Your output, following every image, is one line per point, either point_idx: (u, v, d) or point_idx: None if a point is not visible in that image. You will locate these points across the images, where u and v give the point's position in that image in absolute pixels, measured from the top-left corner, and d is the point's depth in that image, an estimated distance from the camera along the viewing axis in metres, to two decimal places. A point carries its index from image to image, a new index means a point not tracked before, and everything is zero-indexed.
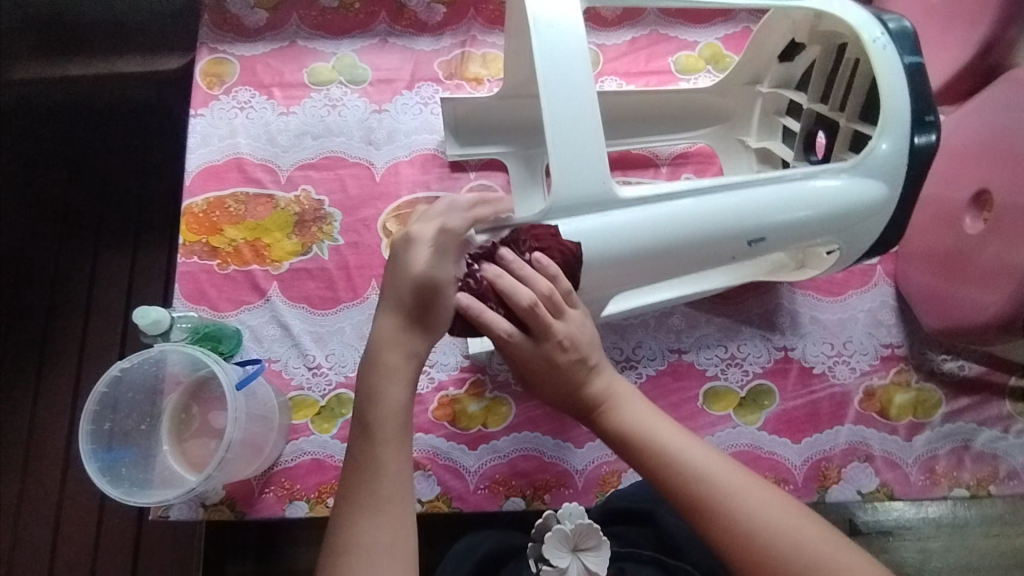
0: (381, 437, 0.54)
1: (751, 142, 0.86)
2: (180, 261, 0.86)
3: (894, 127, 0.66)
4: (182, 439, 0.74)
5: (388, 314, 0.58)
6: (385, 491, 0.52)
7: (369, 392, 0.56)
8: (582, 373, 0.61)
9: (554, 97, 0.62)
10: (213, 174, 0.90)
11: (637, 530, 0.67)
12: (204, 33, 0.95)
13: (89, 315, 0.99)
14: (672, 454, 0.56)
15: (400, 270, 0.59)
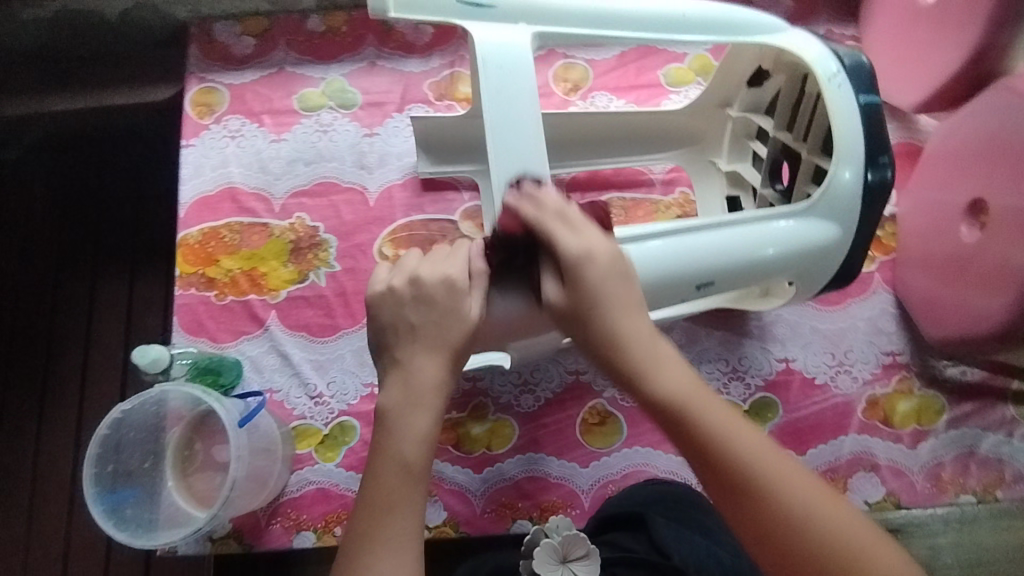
0: (402, 469, 0.52)
1: (721, 165, 0.84)
2: (177, 294, 0.86)
3: (845, 161, 0.66)
4: (185, 475, 0.74)
5: (434, 357, 0.55)
6: (409, 530, 0.51)
7: (390, 418, 0.54)
8: (617, 307, 0.54)
9: (500, 137, 0.61)
10: (207, 205, 0.89)
11: (631, 535, 0.67)
12: (193, 62, 0.95)
13: (88, 348, 0.99)
14: (707, 420, 0.52)
15: (448, 315, 0.55)
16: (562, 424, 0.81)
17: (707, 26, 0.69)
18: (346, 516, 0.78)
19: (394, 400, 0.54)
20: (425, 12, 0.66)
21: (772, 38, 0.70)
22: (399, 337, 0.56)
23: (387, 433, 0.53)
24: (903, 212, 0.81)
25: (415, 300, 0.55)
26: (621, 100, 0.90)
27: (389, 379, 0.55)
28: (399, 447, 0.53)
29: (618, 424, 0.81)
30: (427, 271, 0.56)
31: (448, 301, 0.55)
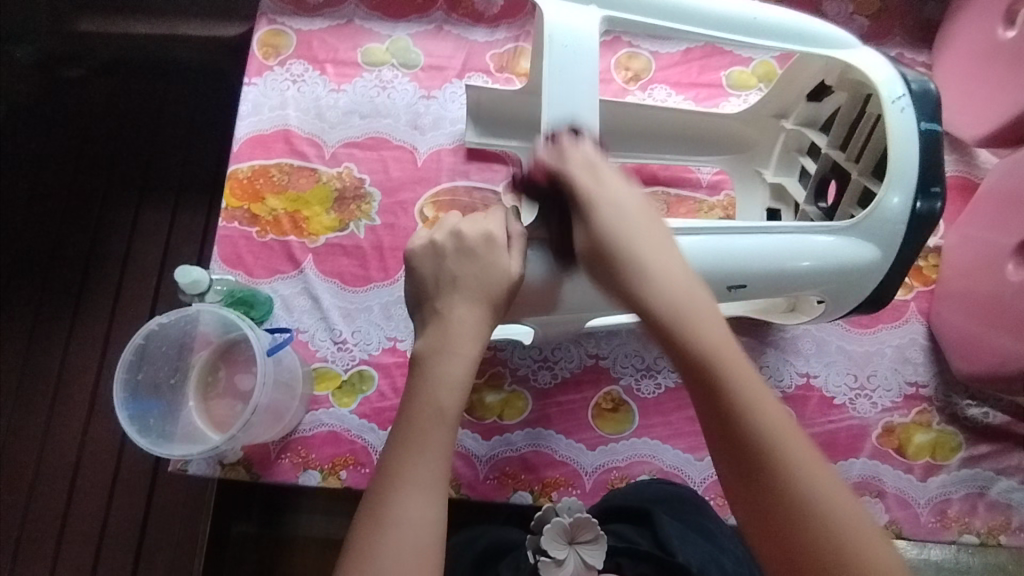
0: (439, 416, 0.52)
1: (766, 176, 0.84)
2: (221, 225, 0.88)
3: (901, 180, 0.64)
4: (206, 398, 0.76)
5: (473, 305, 0.57)
6: (440, 476, 0.51)
7: (429, 364, 0.54)
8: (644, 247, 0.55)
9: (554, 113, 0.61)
10: (260, 143, 0.91)
11: (635, 528, 0.68)
12: (266, 4, 0.96)
13: (126, 267, 1.02)
14: (707, 353, 0.50)
15: (490, 269, 0.58)
16: (575, 404, 0.82)
17: (783, 29, 0.69)
18: (352, 461, 0.80)
19: (432, 345, 0.55)
20: None
21: (844, 52, 0.69)
22: (439, 288, 0.58)
23: (426, 378, 0.54)
24: (950, 245, 0.80)
25: (456, 253, 0.59)
26: (679, 96, 0.90)
27: (429, 328, 0.57)
28: (435, 393, 0.53)
29: (630, 413, 0.81)
30: (468, 228, 0.59)
31: (488, 256, 0.58)
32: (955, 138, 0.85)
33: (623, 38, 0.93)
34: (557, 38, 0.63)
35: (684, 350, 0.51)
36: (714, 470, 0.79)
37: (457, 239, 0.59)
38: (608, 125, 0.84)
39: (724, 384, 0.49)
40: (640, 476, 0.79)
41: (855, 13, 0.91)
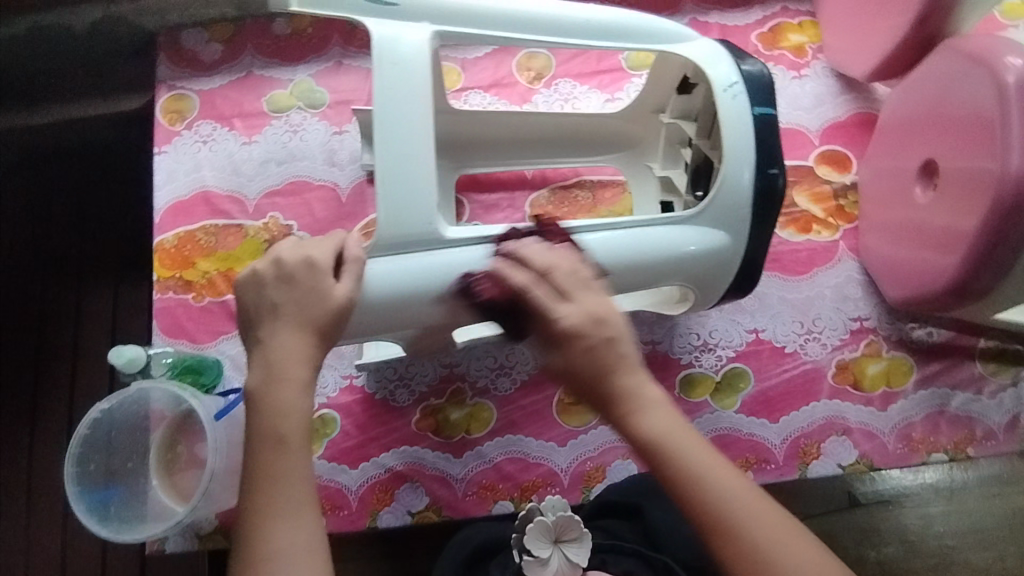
0: (285, 443, 0.50)
1: (658, 169, 0.84)
2: (156, 297, 0.87)
3: (738, 161, 0.64)
4: (171, 473, 0.75)
5: (297, 334, 0.54)
6: (304, 497, 0.49)
7: (258, 394, 0.52)
8: (610, 370, 0.52)
9: (391, 151, 0.60)
10: (182, 210, 0.91)
11: (624, 523, 0.72)
12: (163, 71, 0.96)
13: (78, 358, 0.99)
14: (648, 429, 0.50)
15: (312, 295, 0.55)
16: (539, 405, 0.82)
17: (629, 28, 0.68)
18: (329, 506, 0.79)
19: (261, 380, 0.52)
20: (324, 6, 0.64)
21: (691, 46, 0.68)
22: (263, 319, 0.55)
23: (261, 406, 0.51)
24: (865, 179, 0.82)
25: (277, 281, 0.55)
26: (584, 86, 0.92)
27: (253, 360, 0.53)
28: (274, 421, 0.51)
29: None
30: (289, 255, 0.56)
31: (310, 282, 0.55)
32: (850, 79, 0.89)
33: None
34: (385, 57, 0.61)
35: (627, 424, 0.51)
36: None
37: (279, 274, 0.55)
38: (519, 128, 0.86)
39: (638, 426, 0.50)
40: (614, 462, 0.79)
41: None
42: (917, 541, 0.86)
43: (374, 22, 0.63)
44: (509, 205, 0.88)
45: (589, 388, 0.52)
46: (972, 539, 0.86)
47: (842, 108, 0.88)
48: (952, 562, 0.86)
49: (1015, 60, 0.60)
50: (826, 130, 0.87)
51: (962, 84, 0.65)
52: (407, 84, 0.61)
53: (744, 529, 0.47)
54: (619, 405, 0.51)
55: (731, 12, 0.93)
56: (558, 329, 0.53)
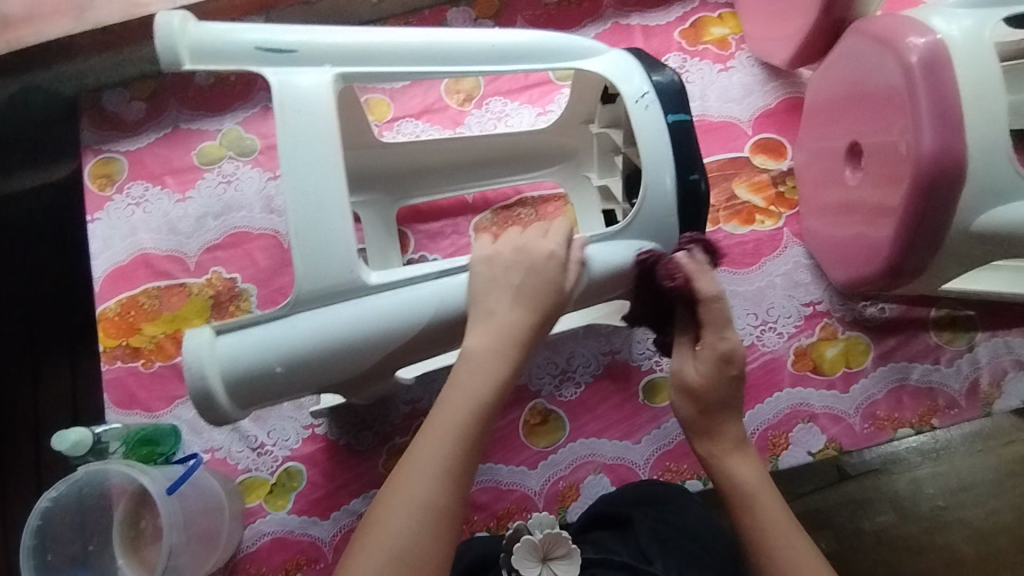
0: (455, 426, 0.51)
1: (596, 177, 0.83)
2: (104, 370, 0.85)
3: (657, 167, 0.65)
4: (136, 550, 0.73)
5: (523, 309, 0.57)
6: (452, 467, 0.49)
7: (474, 358, 0.54)
8: (722, 404, 0.59)
9: (301, 203, 0.58)
10: (121, 276, 0.89)
11: (615, 537, 0.65)
12: (87, 136, 0.94)
13: (39, 435, 0.94)
14: (735, 477, 0.57)
15: (551, 277, 0.58)
16: (505, 429, 0.80)
17: (545, 48, 0.67)
18: (305, 561, 0.78)
19: (481, 349, 0.54)
20: (224, 62, 0.62)
21: (607, 59, 0.68)
22: (489, 290, 0.58)
23: (465, 378, 0.53)
24: (800, 163, 0.83)
25: (514, 261, 0.59)
26: (515, 103, 0.91)
27: (475, 332, 0.56)
28: (462, 406, 0.52)
29: (560, 420, 0.81)
30: (534, 239, 0.60)
31: (555, 263, 0.59)
32: (774, 68, 0.89)
33: None
34: (290, 105, 0.60)
35: (720, 466, 0.59)
36: (654, 448, 0.79)
37: (519, 250, 0.59)
38: (452, 155, 0.85)
39: (729, 470, 0.58)
40: (587, 478, 0.78)
41: None
42: (911, 507, 0.81)
43: (273, 74, 0.61)
44: (453, 231, 0.87)
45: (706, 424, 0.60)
46: (964, 497, 0.81)
47: (771, 95, 0.88)
48: (948, 523, 0.80)
49: (917, 39, 0.59)
50: (758, 119, 0.88)
51: (871, 65, 0.66)
52: (316, 132, 0.60)
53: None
54: (710, 449, 0.60)
55: (651, 13, 0.93)
56: (709, 346, 0.59)
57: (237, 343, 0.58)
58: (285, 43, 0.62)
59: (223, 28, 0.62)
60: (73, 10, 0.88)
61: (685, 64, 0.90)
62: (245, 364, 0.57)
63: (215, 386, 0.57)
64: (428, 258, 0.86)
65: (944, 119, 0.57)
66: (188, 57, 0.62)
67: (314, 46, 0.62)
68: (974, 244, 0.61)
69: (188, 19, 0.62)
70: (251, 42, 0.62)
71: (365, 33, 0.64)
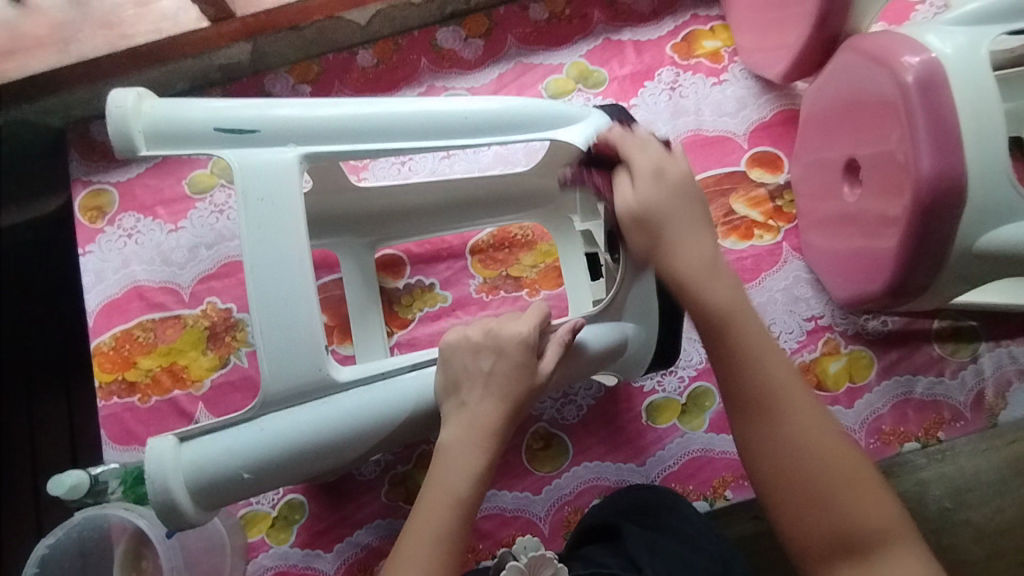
0: (450, 501, 0.55)
1: (580, 222, 0.80)
2: (100, 405, 0.84)
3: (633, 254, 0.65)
4: None
5: (495, 402, 0.58)
6: (441, 573, 0.52)
7: (449, 453, 0.57)
8: (669, 202, 0.60)
9: (262, 292, 0.57)
10: (115, 309, 0.88)
11: (605, 548, 0.64)
12: (76, 168, 0.93)
13: (37, 471, 0.93)
14: (704, 290, 0.58)
15: (521, 369, 0.59)
16: (508, 455, 0.80)
17: (516, 120, 0.66)
18: None
19: (455, 440, 0.57)
20: (183, 144, 0.60)
21: (579, 129, 0.67)
22: (467, 382, 0.59)
23: (446, 465, 0.56)
24: (797, 177, 0.82)
25: (486, 351, 0.60)
26: None
27: (452, 424, 0.58)
28: (453, 484, 0.55)
29: (563, 445, 0.80)
30: (503, 327, 0.61)
31: (523, 353, 0.59)
32: (767, 81, 0.89)
33: (437, 85, 0.93)
34: (250, 190, 0.58)
35: (669, 256, 0.59)
36: (659, 469, 0.78)
37: (490, 339, 0.60)
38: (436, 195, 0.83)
39: (680, 262, 0.59)
40: (592, 502, 0.78)
41: None
42: (916, 508, 0.76)
43: (233, 154, 0.60)
44: (449, 254, 0.87)
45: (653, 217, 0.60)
46: (967, 497, 0.76)
47: (766, 108, 0.88)
48: (953, 525, 0.76)
49: (911, 59, 0.59)
50: (753, 132, 0.87)
51: (865, 83, 0.65)
52: (277, 216, 0.58)
53: (806, 483, 0.52)
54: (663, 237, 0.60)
55: (642, 27, 0.92)
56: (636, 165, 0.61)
57: (198, 449, 0.56)
58: (246, 123, 0.60)
59: (178, 109, 0.60)
60: (58, 43, 0.87)
61: (678, 79, 0.89)
62: (208, 471, 0.55)
63: (181, 497, 0.55)
64: (426, 282, 0.86)
65: (941, 139, 0.57)
66: (145, 142, 0.60)
67: (275, 127, 0.60)
68: (975, 263, 0.60)
69: (143, 100, 0.60)
70: (208, 123, 0.60)
71: (330, 108, 0.62)
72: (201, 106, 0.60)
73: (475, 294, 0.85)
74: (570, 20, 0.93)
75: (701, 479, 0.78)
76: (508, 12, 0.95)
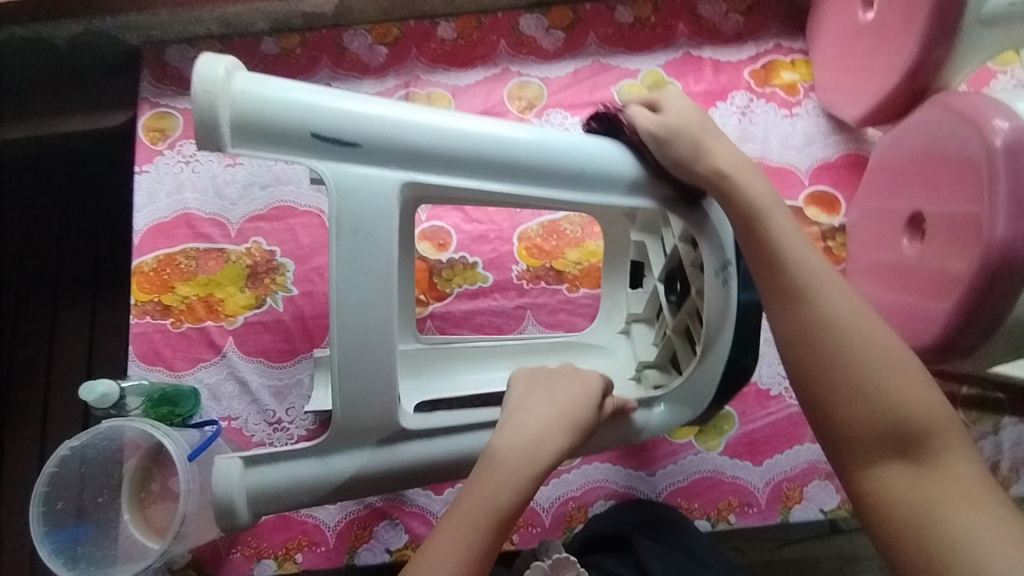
0: (490, 507, 0.53)
1: (631, 232, 0.78)
2: (133, 322, 0.85)
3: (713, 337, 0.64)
4: (143, 508, 0.73)
5: (552, 418, 0.59)
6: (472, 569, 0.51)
7: (499, 457, 0.56)
8: (699, 127, 0.61)
9: (347, 319, 0.55)
10: (162, 232, 0.89)
11: (616, 558, 0.68)
12: (146, 87, 0.94)
13: (52, 375, 0.94)
14: (749, 193, 0.58)
15: (584, 397, 0.62)
16: None
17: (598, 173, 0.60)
18: (307, 542, 0.78)
19: (506, 443, 0.57)
20: (269, 142, 0.54)
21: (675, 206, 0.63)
22: (531, 400, 0.61)
23: (492, 472, 0.55)
24: (852, 223, 0.82)
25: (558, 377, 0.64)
26: (576, 117, 0.90)
27: (506, 428, 0.59)
28: (495, 487, 0.54)
29: None
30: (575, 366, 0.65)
31: (588, 386, 0.63)
32: (839, 121, 0.89)
33: (512, 69, 0.93)
34: (348, 222, 0.55)
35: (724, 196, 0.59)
36: (668, 482, 0.79)
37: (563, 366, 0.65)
38: None
39: (738, 184, 0.59)
40: (597, 502, 0.78)
41: (729, 11, 0.94)
42: None
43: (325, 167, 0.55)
44: (497, 236, 0.87)
45: (693, 135, 0.61)
46: None
47: (832, 148, 0.88)
48: None
49: (1002, 123, 0.61)
50: (815, 170, 0.87)
51: (952, 139, 0.66)
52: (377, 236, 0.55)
53: (851, 371, 0.52)
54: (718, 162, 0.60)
55: (724, 48, 0.92)
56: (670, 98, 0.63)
57: (263, 473, 0.56)
58: (347, 134, 0.54)
59: (270, 92, 0.54)
60: None
61: (750, 104, 0.90)
62: (272, 495, 0.56)
63: (240, 505, 0.56)
64: (469, 259, 0.87)
65: (1019, 206, 0.59)
66: (229, 134, 0.53)
67: (366, 130, 0.55)
68: None
69: (235, 70, 0.54)
70: (304, 116, 0.54)
71: (424, 115, 0.57)
72: (295, 100, 0.54)
73: (516, 280, 0.86)
74: (654, 28, 0.94)
75: (706, 498, 0.78)
76: (594, 10, 0.95)
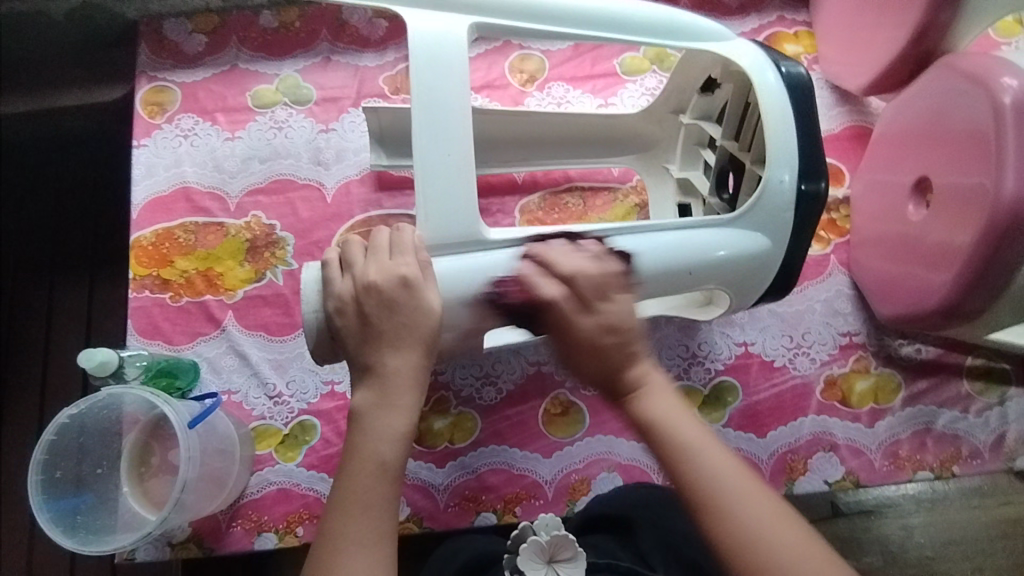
0: (379, 465, 0.52)
1: (676, 169, 0.83)
2: (131, 296, 0.84)
3: (782, 161, 0.64)
4: (141, 480, 0.72)
5: (407, 353, 0.55)
6: (382, 530, 0.50)
7: (369, 416, 0.53)
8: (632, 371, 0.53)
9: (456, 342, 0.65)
10: (161, 205, 0.88)
11: (615, 540, 0.64)
12: (143, 61, 0.93)
13: (49, 354, 0.93)
14: (682, 436, 0.51)
15: (417, 315, 0.56)
16: (525, 415, 0.80)
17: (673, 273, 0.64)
18: (308, 515, 0.77)
19: (369, 401, 0.54)
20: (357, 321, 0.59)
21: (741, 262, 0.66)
22: (373, 341, 0.55)
23: (368, 434, 0.53)
24: (856, 195, 0.81)
25: (376, 305, 0.56)
26: (577, 91, 0.90)
27: (366, 385, 0.54)
28: (375, 446, 0.52)
29: (580, 414, 0.80)
30: (379, 277, 0.56)
31: (411, 302, 0.56)
32: (844, 92, 0.88)
33: (513, 42, 0.92)
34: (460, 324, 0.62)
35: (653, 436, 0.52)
36: None
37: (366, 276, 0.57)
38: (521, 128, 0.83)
39: (654, 427, 0.52)
40: (600, 474, 0.78)
41: None
42: (899, 552, 0.85)
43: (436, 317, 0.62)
44: (499, 209, 0.86)
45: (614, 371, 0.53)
46: (951, 551, 0.86)
47: (836, 120, 0.87)
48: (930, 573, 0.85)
49: (1011, 81, 0.60)
50: None
51: (961, 99, 0.65)
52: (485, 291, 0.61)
53: None
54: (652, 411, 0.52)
55: (727, 19, 0.91)
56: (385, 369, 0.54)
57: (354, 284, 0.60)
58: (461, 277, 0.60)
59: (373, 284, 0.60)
60: None
61: None
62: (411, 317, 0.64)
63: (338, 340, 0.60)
64: None
65: None
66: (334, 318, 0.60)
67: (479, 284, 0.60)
68: None
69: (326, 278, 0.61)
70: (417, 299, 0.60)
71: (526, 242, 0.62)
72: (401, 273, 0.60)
73: None
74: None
75: None
76: None
